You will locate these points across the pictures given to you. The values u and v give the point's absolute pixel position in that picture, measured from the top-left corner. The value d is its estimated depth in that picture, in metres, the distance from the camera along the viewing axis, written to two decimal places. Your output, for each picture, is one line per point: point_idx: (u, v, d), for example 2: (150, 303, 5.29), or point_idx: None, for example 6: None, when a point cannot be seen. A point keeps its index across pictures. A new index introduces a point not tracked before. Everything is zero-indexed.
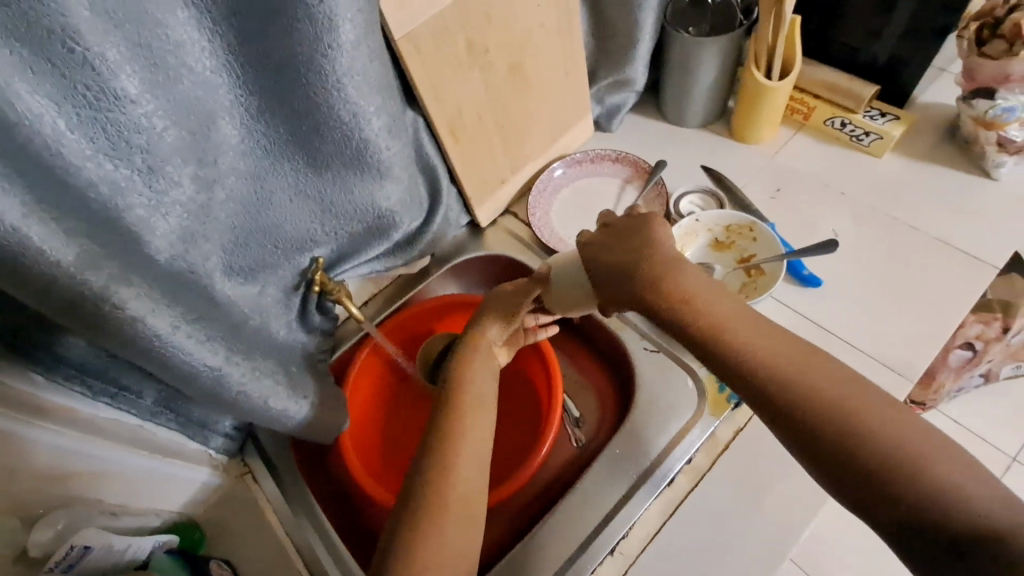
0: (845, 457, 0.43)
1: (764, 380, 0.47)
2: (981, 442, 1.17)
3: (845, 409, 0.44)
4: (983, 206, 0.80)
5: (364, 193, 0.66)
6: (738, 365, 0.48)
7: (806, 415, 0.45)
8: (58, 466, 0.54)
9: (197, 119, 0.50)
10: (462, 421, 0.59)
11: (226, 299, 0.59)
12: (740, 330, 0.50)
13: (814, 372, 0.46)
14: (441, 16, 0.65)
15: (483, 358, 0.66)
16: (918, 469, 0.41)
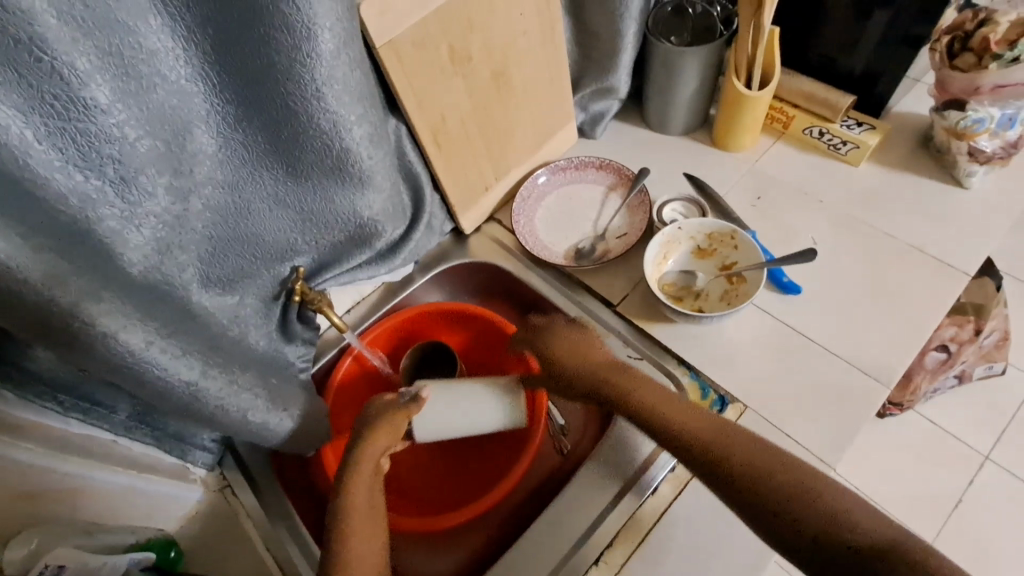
0: (758, 497, 0.51)
1: (688, 442, 0.57)
2: (957, 443, 1.18)
3: (753, 462, 0.53)
4: (956, 214, 0.81)
5: (345, 202, 0.65)
6: (667, 434, 0.59)
7: (724, 469, 0.54)
8: (21, 483, 0.53)
9: (171, 127, 0.49)
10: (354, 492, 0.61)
11: (204, 311, 0.57)
12: (672, 405, 0.61)
13: (727, 436, 0.56)
14: (423, 23, 0.65)
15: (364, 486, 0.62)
16: (819, 502, 0.50)
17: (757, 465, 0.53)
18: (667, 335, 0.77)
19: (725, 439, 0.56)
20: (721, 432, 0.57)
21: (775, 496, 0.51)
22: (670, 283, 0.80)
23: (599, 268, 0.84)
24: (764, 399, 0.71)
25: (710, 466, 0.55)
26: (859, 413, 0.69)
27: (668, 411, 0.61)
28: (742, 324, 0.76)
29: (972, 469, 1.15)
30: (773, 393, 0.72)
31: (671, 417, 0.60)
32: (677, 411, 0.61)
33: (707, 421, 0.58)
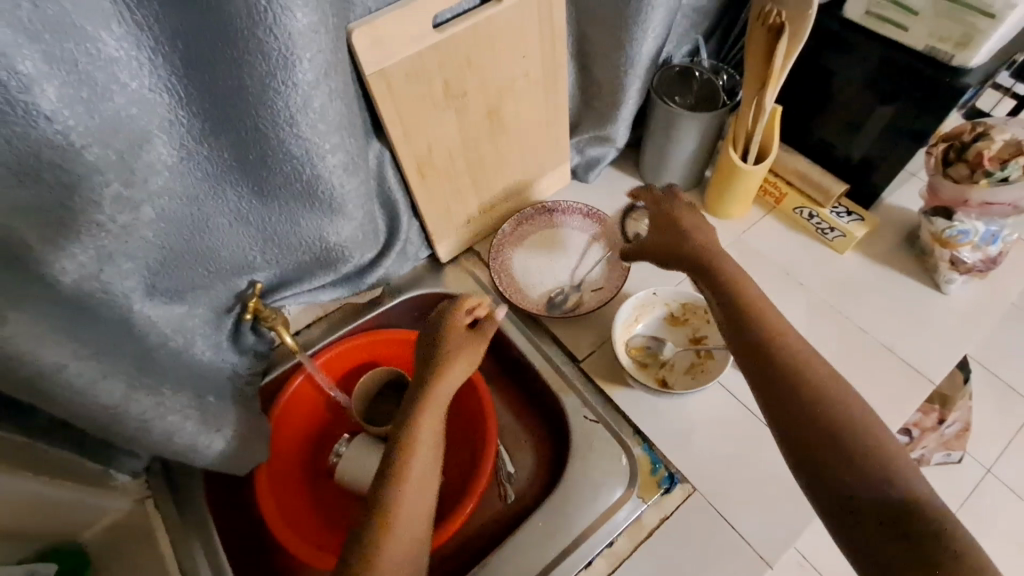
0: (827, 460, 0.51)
1: (811, 400, 0.54)
2: None
3: (877, 449, 0.50)
4: (931, 318, 0.81)
5: (312, 226, 0.63)
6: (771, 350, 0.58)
7: (814, 435, 0.52)
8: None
9: (128, 138, 0.46)
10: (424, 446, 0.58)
11: (144, 323, 0.55)
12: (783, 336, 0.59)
13: (863, 429, 0.51)
14: (418, 57, 0.63)
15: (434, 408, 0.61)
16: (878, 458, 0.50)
17: (885, 460, 0.49)
18: (628, 400, 0.76)
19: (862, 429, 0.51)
20: (859, 418, 0.52)
21: (830, 427, 0.52)
22: (638, 348, 0.78)
23: (570, 319, 0.83)
24: (714, 482, 0.70)
25: (822, 422, 0.52)
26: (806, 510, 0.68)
27: (814, 370, 0.56)
28: (705, 400, 0.75)
29: None
30: (724, 478, 0.70)
31: (812, 367, 0.56)
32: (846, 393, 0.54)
33: (853, 412, 0.53)
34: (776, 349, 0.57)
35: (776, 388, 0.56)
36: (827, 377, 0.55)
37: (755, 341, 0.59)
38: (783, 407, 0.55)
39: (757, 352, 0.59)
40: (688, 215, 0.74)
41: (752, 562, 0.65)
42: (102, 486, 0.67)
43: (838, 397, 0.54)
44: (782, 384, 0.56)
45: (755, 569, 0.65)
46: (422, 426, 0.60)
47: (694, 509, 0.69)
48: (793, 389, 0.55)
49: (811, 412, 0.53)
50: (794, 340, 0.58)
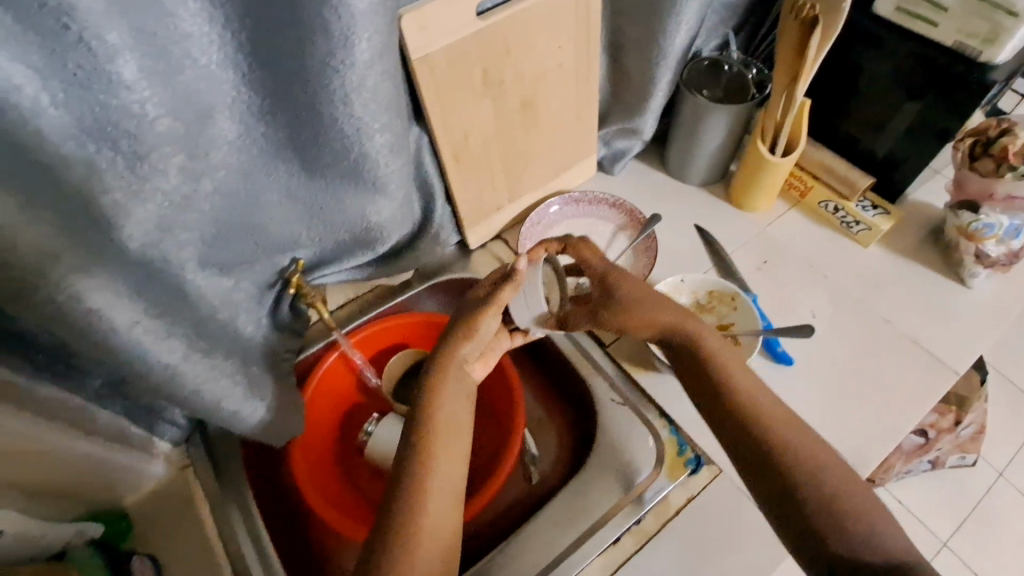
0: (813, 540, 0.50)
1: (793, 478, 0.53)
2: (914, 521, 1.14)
3: (861, 513, 0.51)
4: (955, 312, 0.82)
5: (355, 204, 0.65)
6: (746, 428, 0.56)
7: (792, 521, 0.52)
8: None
9: (196, 111, 0.48)
10: (437, 452, 0.57)
11: (198, 293, 0.57)
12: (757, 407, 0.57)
13: (848, 495, 0.52)
14: (460, 43, 0.65)
15: (455, 379, 0.62)
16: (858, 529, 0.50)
17: (872, 524, 0.50)
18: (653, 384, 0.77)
19: (846, 492, 0.52)
20: (839, 485, 0.52)
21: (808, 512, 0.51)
22: None
23: None
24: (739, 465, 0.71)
25: (810, 500, 0.52)
26: None
27: (790, 444, 0.54)
28: None
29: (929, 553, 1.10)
30: None
31: (790, 440, 0.54)
32: (824, 462, 0.53)
33: (834, 481, 0.52)
34: (758, 431, 0.55)
35: (759, 470, 0.55)
36: (804, 441, 0.55)
37: (735, 424, 0.57)
38: (770, 494, 0.54)
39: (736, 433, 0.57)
40: (627, 281, 0.66)
41: (778, 543, 0.66)
42: (148, 454, 0.69)
43: (818, 467, 0.53)
44: (767, 473, 0.54)
45: (779, 551, 0.66)
46: (432, 427, 0.58)
47: (719, 490, 0.70)
48: (775, 470, 0.54)
49: (794, 496, 0.52)
50: (770, 413, 0.56)
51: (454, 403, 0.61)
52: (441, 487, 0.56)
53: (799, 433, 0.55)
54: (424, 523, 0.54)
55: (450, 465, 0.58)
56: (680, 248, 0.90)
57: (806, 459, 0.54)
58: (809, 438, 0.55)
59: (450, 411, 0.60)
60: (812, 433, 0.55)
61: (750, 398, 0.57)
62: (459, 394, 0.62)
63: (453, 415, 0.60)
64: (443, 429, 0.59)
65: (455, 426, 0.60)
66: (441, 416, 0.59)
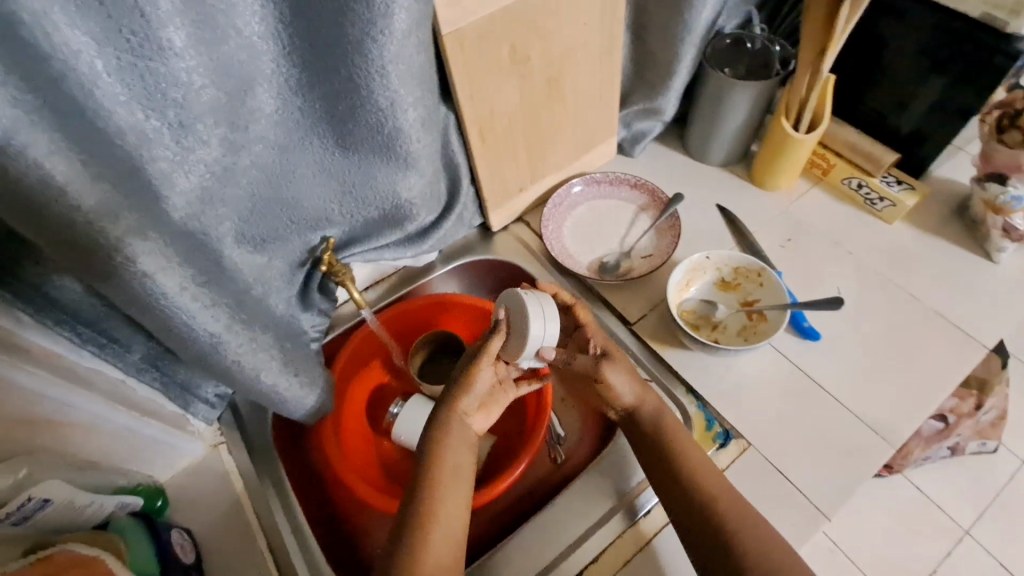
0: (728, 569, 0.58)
1: (720, 537, 0.59)
2: (932, 507, 1.10)
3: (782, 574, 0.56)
4: (981, 288, 0.82)
5: (386, 180, 0.66)
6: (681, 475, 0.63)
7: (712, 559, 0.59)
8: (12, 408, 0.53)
9: (237, 82, 0.49)
10: (441, 496, 0.59)
11: (233, 266, 0.58)
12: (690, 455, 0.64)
13: (769, 558, 0.57)
14: (489, 19, 0.65)
15: (459, 427, 0.63)
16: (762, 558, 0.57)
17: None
18: (680, 360, 0.77)
19: (767, 556, 0.57)
20: (761, 549, 0.58)
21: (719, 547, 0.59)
22: (690, 311, 0.80)
23: (622, 285, 0.84)
24: (769, 439, 0.71)
25: (731, 559, 0.58)
26: (860, 470, 0.69)
27: (721, 514, 0.60)
28: (758, 364, 0.76)
29: (950, 542, 1.06)
30: (779, 436, 0.71)
31: (719, 511, 0.60)
32: (749, 529, 0.59)
33: (755, 546, 0.58)
34: (695, 495, 0.61)
35: (692, 531, 0.61)
36: (733, 514, 0.60)
37: (678, 489, 0.63)
38: (701, 555, 0.60)
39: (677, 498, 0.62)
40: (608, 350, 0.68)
41: (812, 513, 0.67)
42: (183, 431, 0.71)
43: (742, 534, 0.59)
44: (697, 536, 0.60)
45: (812, 522, 0.66)
46: (438, 472, 0.60)
47: (750, 463, 0.70)
48: (708, 528, 0.60)
49: (718, 556, 0.59)
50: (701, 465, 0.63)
51: (455, 452, 0.62)
52: (443, 531, 0.58)
53: (729, 501, 0.61)
54: (423, 564, 0.56)
55: (450, 509, 0.59)
56: (703, 227, 0.90)
57: (733, 526, 0.59)
58: (739, 508, 0.60)
59: (454, 456, 0.61)
60: (742, 504, 0.61)
61: (689, 467, 0.63)
62: (462, 444, 0.62)
63: (456, 460, 0.61)
64: (445, 474, 0.60)
65: (458, 471, 0.61)
66: (442, 464, 0.60)
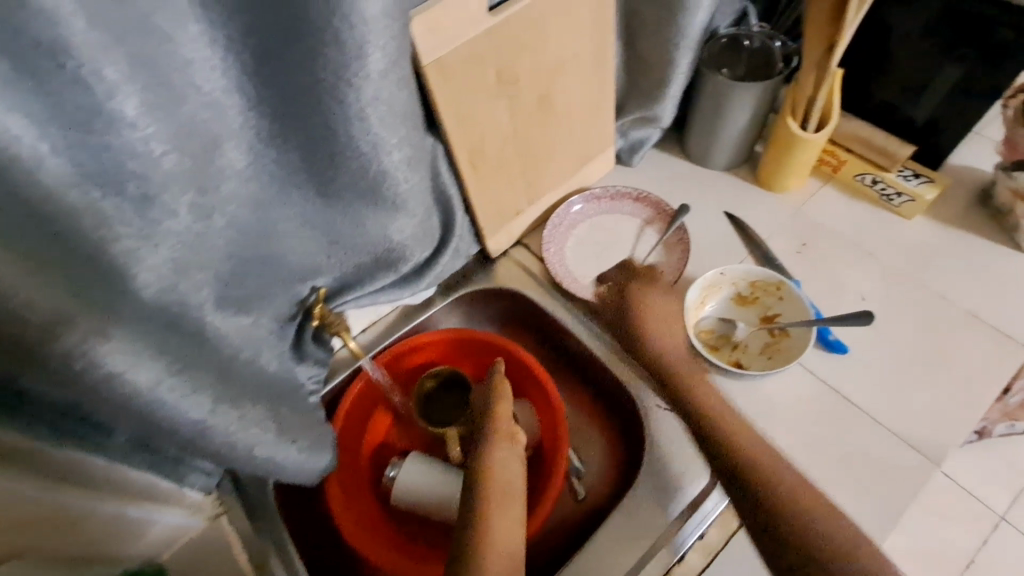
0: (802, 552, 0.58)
1: (796, 549, 0.59)
2: (967, 497, 1.04)
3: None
4: (1012, 280, 0.77)
5: (375, 226, 0.61)
6: (732, 465, 0.64)
7: (777, 506, 0.61)
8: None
9: (201, 142, 0.44)
10: (492, 510, 0.54)
11: (217, 336, 0.54)
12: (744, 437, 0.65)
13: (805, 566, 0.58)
14: (473, 42, 0.60)
15: (504, 447, 0.60)
16: (813, 508, 0.60)
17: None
18: (701, 385, 0.73)
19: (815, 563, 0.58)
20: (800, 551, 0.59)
21: (770, 504, 0.61)
22: (709, 331, 0.76)
23: (632, 307, 0.80)
24: (803, 464, 0.67)
25: (776, 557, 0.60)
26: (901, 492, 0.65)
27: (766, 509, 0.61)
28: (785, 383, 0.72)
29: (986, 530, 1.01)
30: (814, 461, 0.67)
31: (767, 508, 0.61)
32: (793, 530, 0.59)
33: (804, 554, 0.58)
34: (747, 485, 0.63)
35: (779, 549, 0.60)
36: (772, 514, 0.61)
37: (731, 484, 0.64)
38: (759, 529, 0.61)
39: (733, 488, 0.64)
40: (655, 323, 0.76)
41: None
42: (181, 506, 0.66)
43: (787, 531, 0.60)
44: (762, 520, 0.61)
45: None
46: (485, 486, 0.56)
47: None
48: (772, 523, 0.60)
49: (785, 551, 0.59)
50: (733, 423, 0.66)
51: (507, 467, 0.58)
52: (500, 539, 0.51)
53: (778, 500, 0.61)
54: None
55: (504, 523, 0.53)
56: (712, 237, 0.85)
57: (796, 509, 0.60)
58: (788, 503, 0.61)
59: (501, 465, 0.58)
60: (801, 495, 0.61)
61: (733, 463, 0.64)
62: (513, 461, 0.60)
63: (507, 479, 0.57)
64: (496, 487, 0.56)
65: (508, 488, 0.57)
66: (494, 476, 0.57)
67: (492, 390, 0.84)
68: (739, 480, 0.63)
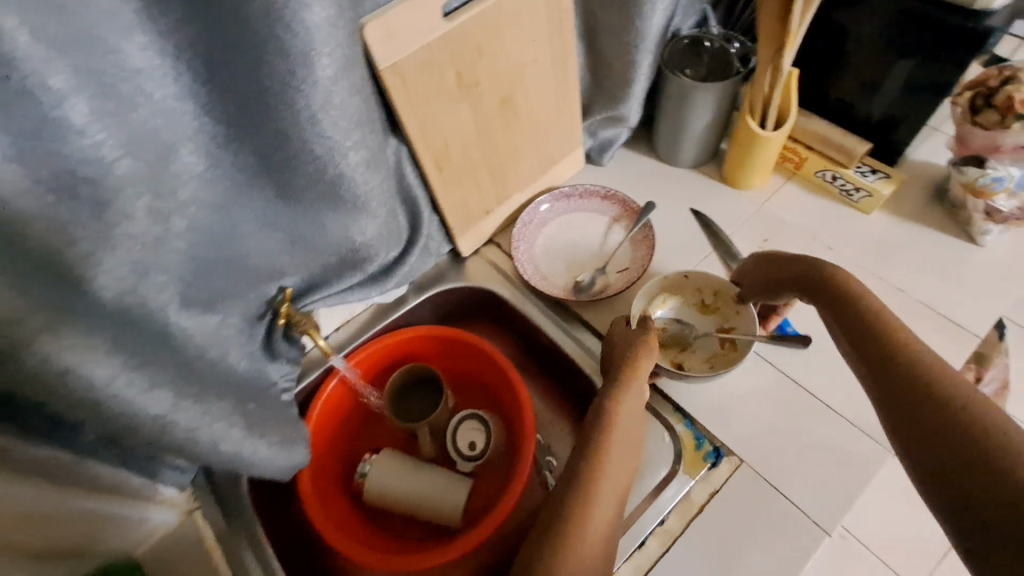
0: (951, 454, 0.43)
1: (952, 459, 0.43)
2: None
3: (964, 477, 0.41)
4: (967, 272, 0.79)
5: (337, 226, 0.63)
6: (912, 385, 0.49)
7: (947, 446, 0.43)
8: None
9: (155, 147, 0.46)
10: (611, 452, 0.56)
11: (182, 335, 0.55)
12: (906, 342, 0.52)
13: (956, 442, 0.43)
14: (430, 47, 0.62)
15: (631, 398, 0.61)
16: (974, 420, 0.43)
17: (933, 462, 0.44)
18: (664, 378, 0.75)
19: (944, 434, 0.44)
20: (958, 433, 0.43)
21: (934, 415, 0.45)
22: (662, 329, 0.77)
23: (598, 303, 0.82)
24: (760, 453, 0.69)
25: (926, 452, 0.45)
26: (855, 477, 0.67)
27: (922, 396, 0.47)
28: (745, 375, 0.74)
29: None
30: (771, 450, 0.69)
31: (892, 370, 0.51)
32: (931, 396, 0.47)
33: (930, 421, 0.46)
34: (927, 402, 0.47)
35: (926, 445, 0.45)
36: (940, 419, 0.45)
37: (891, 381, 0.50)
38: (937, 462, 0.44)
39: (874, 373, 0.53)
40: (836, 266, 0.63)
41: (809, 527, 0.64)
42: (152, 503, 0.69)
43: (932, 401, 0.46)
44: (932, 450, 0.44)
45: (811, 540, 0.64)
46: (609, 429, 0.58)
47: (744, 482, 0.67)
48: (946, 453, 0.43)
49: (951, 454, 0.43)
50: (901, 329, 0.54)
51: (631, 416, 0.60)
52: (614, 477, 0.55)
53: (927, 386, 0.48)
54: (588, 519, 0.52)
55: (618, 465, 0.56)
56: (678, 234, 0.87)
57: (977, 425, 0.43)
58: (942, 386, 0.47)
59: (628, 413, 0.60)
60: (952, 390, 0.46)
61: (877, 342, 0.54)
62: (637, 413, 0.61)
63: (628, 427, 0.59)
64: (620, 434, 0.58)
65: (628, 434, 0.59)
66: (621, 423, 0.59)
67: (467, 387, 0.87)
68: (873, 345, 0.54)
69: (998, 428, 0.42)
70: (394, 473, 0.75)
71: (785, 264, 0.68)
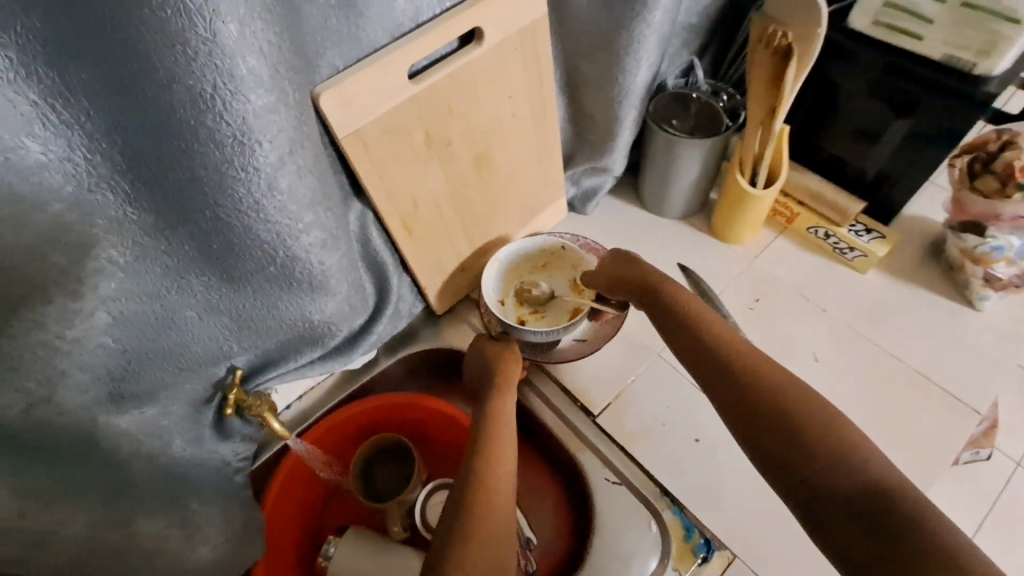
0: (827, 498, 0.48)
1: (823, 496, 0.48)
2: None
3: (859, 534, 0.45)
4: (965, 340, 0.76)
5: (291, 306, 0.57)
6: (761, 414, 0.53)
7: (813, 478, 0.49)
8: None
9: (68, 245, 0.40)
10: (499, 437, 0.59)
11: (112, 434, 0.51)
12: (747, 362, 0.57)
13: (826, 482, 0.48)
14: (396, 112, 0.57)
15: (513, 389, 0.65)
16: (840, 457, 0.49)
17: (816, 506, 0.48)
18: (650, 456, 0.70)
19: (813, 473, 0.49)
20: (821, 469, 0.49)
21: (801, 451, 0.50)
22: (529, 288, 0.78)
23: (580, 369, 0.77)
24: (748, 542, 0.65)
25: (807, 499, 0.49)
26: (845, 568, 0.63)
27: (781, 426, 0.52)
28: (737, 453, 0.70)
29: None
30: (760, 539, 0.65)
31: (766, 403, 0.54)
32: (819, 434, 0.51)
33: (801, 466, 0.50)
34: (790, 437, 0.51)
35: (798, 487, 0.50)
36: (802, 455, 0.50)
37: (743, 410, 0.55)
38: (810, 506, 0.49)
39: (727, 404, 0.56)
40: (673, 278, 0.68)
41: None
42: None
43: (784, 432, 0.52)
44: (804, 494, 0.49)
45: None
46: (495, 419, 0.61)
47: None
48: (823, 498, 0.48)
49: (828, 501, 0.48)
50: (733, 338, 0.60)
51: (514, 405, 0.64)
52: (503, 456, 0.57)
53: (809, 421, 0.52)
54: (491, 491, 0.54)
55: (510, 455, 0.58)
56: None
57: (826, 462, 0.49)
58: (789, 409, 0.53)
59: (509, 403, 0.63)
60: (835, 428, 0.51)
61: (726, 379, 0.57)
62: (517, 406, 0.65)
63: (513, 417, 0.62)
64: (507, 425, 0.61)
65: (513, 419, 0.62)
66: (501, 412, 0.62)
67: (443, 456, 0.80)
68: (717, 370, 0.58)
69: (856, 463, 0.48)
70: (365, 553, 0.69)
71: (633, 273, 0.70)
